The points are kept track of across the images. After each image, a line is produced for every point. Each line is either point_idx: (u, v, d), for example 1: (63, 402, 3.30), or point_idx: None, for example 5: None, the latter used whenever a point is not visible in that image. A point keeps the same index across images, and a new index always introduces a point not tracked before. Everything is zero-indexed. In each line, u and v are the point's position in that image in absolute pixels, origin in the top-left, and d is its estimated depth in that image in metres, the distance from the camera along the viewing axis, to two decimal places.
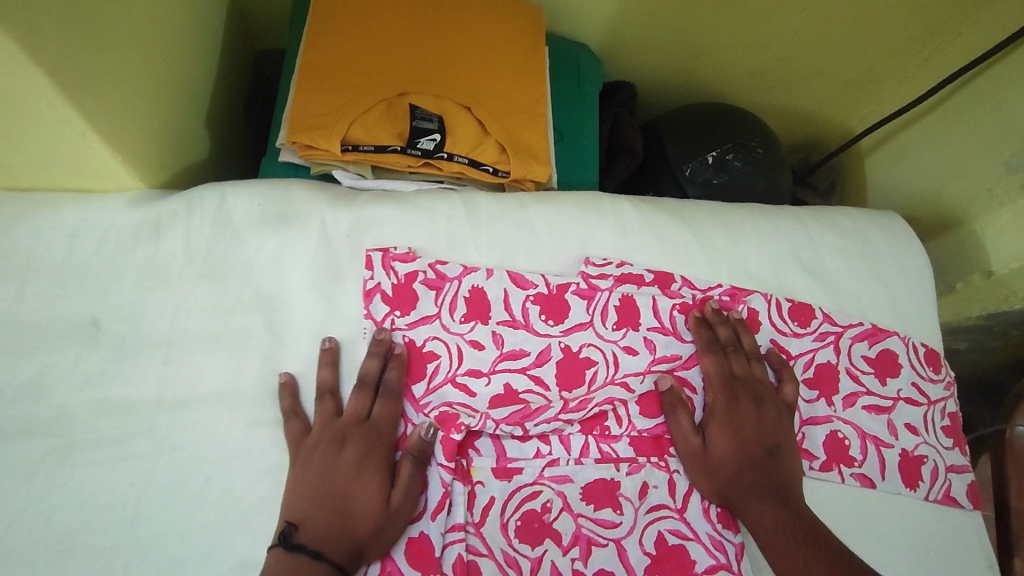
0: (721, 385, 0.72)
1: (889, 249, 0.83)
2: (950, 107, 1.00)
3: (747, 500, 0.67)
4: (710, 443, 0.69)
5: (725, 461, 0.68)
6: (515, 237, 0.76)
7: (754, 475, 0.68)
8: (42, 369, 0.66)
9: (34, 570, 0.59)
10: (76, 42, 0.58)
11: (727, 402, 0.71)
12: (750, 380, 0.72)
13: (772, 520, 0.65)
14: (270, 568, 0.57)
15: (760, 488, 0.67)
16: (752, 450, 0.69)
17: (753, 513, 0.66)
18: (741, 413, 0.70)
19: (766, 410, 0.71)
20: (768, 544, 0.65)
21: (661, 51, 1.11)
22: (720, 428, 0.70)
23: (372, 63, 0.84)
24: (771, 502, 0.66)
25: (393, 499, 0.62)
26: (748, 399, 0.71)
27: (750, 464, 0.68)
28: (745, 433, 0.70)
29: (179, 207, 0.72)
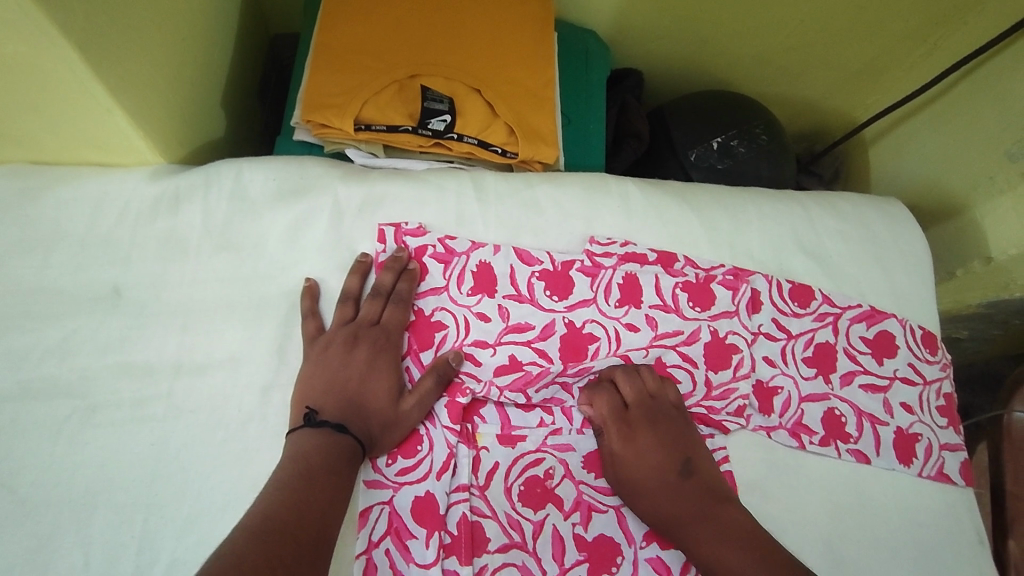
0: (623, 420, 0.70)
1: (888, 233, 0.85)
2: (953, 97, 1.01)
3: (687, 538, 0.64)
4: (632, 473, 0.68)
5: (645, 484, 0.67)
6: (523, 216, 0.78)
7: (688, 510, 0.65)
8: (66, 334, 0.69)
9: (58, 524, 0.61)
10: (104, 18, 0.61)
11: (632, 438, 0.69)
12: (650, 407, 0.71)
13: (716, 555, 0.62)
14: (298, 443, 0.61)
15: (696, 522, 0.64)
16: (678, 483, 0.67)
17: (696, 551, 0.63)
18: (627, 439, 0.69)
19: (683, 440, 0.70)
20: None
21: (669, 39, 1.13)
22: (641, 465, 0.68)
23: (385, 46, 0.86)
24: (710, 536, 0.63)
25: (405, 402, 0.66)
26: (666, 429, 0.70)
27: (681, 499, 0.66)
28: (665, 466, 0.68)
29: (197, 181, 0.75)
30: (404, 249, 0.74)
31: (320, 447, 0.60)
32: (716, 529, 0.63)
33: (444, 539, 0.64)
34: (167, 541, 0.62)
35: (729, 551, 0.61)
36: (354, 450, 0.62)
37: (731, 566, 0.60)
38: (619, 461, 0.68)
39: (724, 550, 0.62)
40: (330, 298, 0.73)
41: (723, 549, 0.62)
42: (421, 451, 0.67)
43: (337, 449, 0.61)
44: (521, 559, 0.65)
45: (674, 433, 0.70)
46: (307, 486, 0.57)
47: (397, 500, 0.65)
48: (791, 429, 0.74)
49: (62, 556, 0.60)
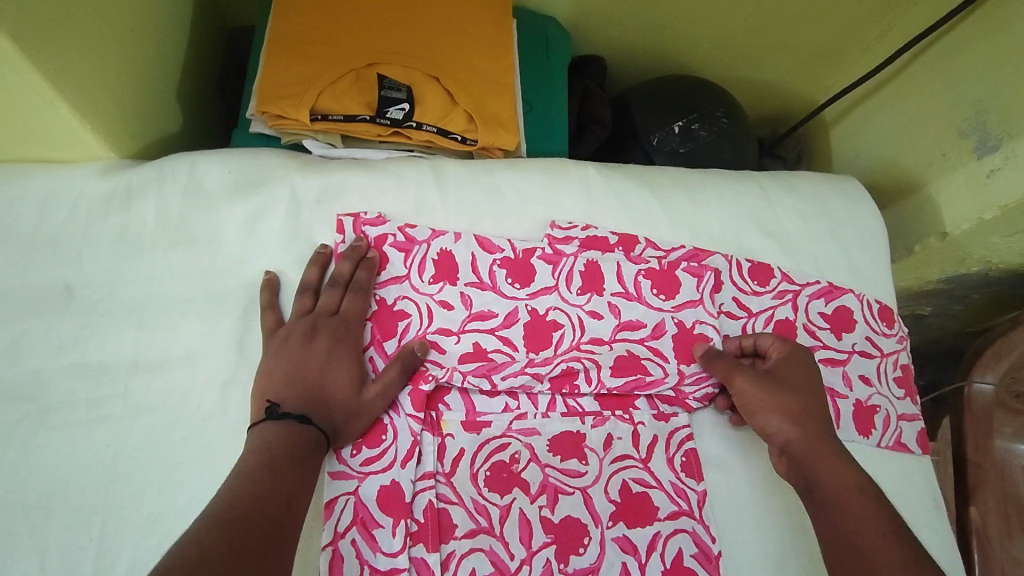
0: (792, 345, 0.73)
1: (846, 210, 0.86)
2: (908, 76, 1.03)
3: (804, 451, 0.65)
4: (780, 382, 0.69)
5: (791, 417, 0.67)
6: (483, 202, 0.79)
7: (821, 432, 0.66)
8: (16, 336, 0.67)
9: (12, 529, 0.60)
10: (39, 7, 0.59)
11: (793, 361, 0.71)
12: (796, 361, 0.71)
13: (841, 491, 0.61)
14: (261, 435, 0.60)
15: (829, 461, 0.63)
16: (819, 429, 0.66)
17: (809, 464, 0.64)
18: (779, 378, 0.70)
19: (821, 397, 0.70)
20: (819, 499, 0.61)
21: (630, 25, 1.13)
22: (791, 381, 0.70)
23: (341, 36, 0.85)
24: (839, 472, 0.62)
25: (369, 393, 0.66)
26: (808, 381, 0.70)
27: (815, 420, 0.67)
28: (809, 407, 0.68)
29: (150, 176, 0.74)
30: (363, 239, 0.74)
31: (285, 438, 0.60)
32: (840, 455, 0.64)
33: (411, 527, 0.64)
34: (127, 542, 0.61)
35: (852, 493, 0.60)
36: (317, 440, 0.61)
37: (852, 503, 0.59)
38: (770, 373, 0.70)
39: (850, 488, 0.61)
40: (290, 290, 0.73)
41: (839, 469, 0.62)
42: (386, 440, 0.67)
43: (301, 440, 0.60)
44: (488, 544, 0.65)
45: (815, 387, 0.70)
46: (271, 476, 0.56)
47: (363, 490, 0.64)
48: None
49: (16, 562, 0.59)
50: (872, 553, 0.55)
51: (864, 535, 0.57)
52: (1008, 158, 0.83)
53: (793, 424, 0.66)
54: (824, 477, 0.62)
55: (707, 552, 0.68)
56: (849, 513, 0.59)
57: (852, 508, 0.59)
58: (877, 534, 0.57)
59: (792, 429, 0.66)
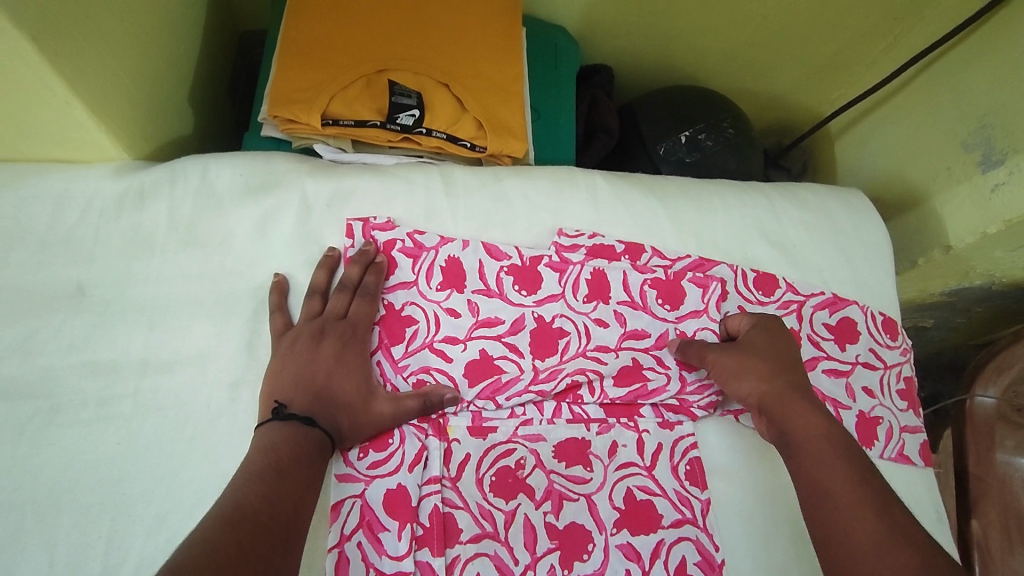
0: (762, 316, 0.75)
1: (851, 222, 0.87)
2: (913, 90, 1.04)
3: (777, 410, 0.67)
4: (750, 346, 0.72)
5: (760, 377, 0.69)
6: (492, 209, 0.79)
7: (790, 387, 0.68)
8: (27, 334, 0.68)
9: (21, 526, 0.60)
10: (59, 9, 0.60)
11: (762, 327, 0.73)
12: (765, 326, 0.73)
13: (812, 442, 0.63)
14: (267, 436, 0.61)
15: (800, 414, 0.65)
16: (789, 385, 0.68)
17: (782, 423, 0.66)
18: (749, 344, 0.72)
19: (794, 356, 0.72)
20: (799, 457, 0.63)
21: (637, 35, 1.14)
22: (762, 346, 0.72)
23: (353, 42, 0.86)
24: (811, 423, 0.64)
25: (376, 402, 0.67)
26: (780, 343, 0.72)
27: (785, 377, 0.69)
28: (779, 366, 0.70)
29: (162, 177, 0.75)
30: (372, 243, 0.75)
31: (291, 439, 0.60)
32: (811, 408, 0.66)
33: (416, 531, 0.64)
34: (135, 541, 0.61)
35: (823, 442, 0.62)
36: (322, 442, 0.62)
37: (822, 451, 0.62)
38: (740, 339, 0.73)
39: (819, 438, 0.63)
40: (298, 294, 0.73)
41: (811, 426, 0.64)
42: (392, 444, 0.67)
43: (305, 441, 0.61)
44: (493, 549, 0.65)
45: (787, 347, 0.72)
46: (277, 477, 0.57)
47: (369, 493, 0.65)
48: None
49: (25, 558, 0.59)
50: (844, 499, 0.58)
51: (836, 482, 0.59)
52: (1012, 173, 0.84)
53: (764, 385, 0.68)
54: (797, 433, 0.64)
55: (710, 560, 0.68)
56: (827, 475, 0.60)
57: (828, 463, 0.61)
58: (848, 480, 0.59)
59: (762, 389, 0.68)
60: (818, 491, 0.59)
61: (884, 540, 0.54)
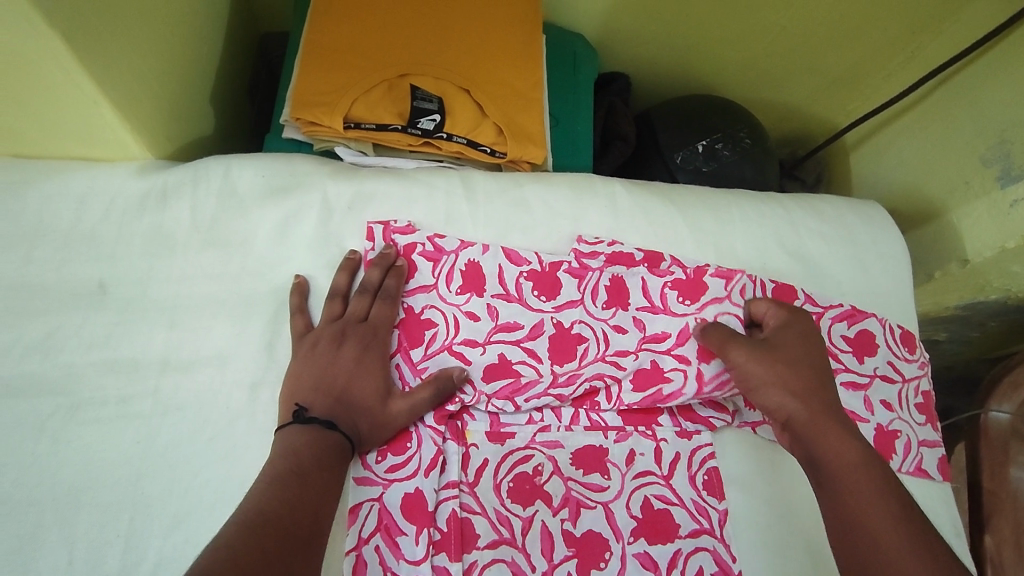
0: (788, 314, 0.74)
1: (869, 234, 0.87)
2: (932, 103, 1.04)
3: (806, 425, 0.66)
4: (779, 353, 0.70)
5: (790, 389, 0.68)
6: (512, 215, 0.80)
7: (820, 403, 0.67)
8: (50, 330, 0.68)
9: (41, 522, 0.60)
10: (91, 9, 0.61)
11: (791, 333, 0.72)
12: (793, 333, 0.72)
13: (847, 467, 0.62)
14: (288, 439, 0.61)
15: (832, 435, 0.65)
16: (819, 400, 0.67)
17: (810, 438, 0.65)
18: (778, 351, 0.70)
19: (821, 367, 0.71)
20: (832, 483, 0.62)
21: (655, 43, 1.15)
22: (789, 353, 0.70)
23: (375, 46, 0.86)
24: (844, 446, 0.64)
25: (394, 404, 0.66)
26: (807, 352, 0.71)
27: (815, 391, 0.68)
28: (807, 378, 0.69)
29: (185, 177, 0.75)
30: (393, 246, 0.75)
31: (312, 443, 0.60)
32: (842, 429, 0.65)
33: (434, 535, 0.64)
34: (153, 540, 0.61)
35: (855, 468, 0.62)
36: (342, 446, 0.62)
37: (857, 479, 0.61)
38: (768, 343, 0.71)
39: (854, 464, 0.62)
40: (319, 295, 0.73)
41: (843, 445, 0.64)
42: (410, 448, 0.67)
43: (326, 445, 0.61)
44: (510, 555, 0.65)
45: (814, 357, 0.71)
46: (298, 483, 0.57)
47: (387, 497, 0.65)
48: None
49: (44, 554, 0.59)
50: (882, 532, 0.57)
51: (873, 513, 0.58)
52: None
53: (794, 398, 0.67)
54: (830, 454, 0.63)
55: (727, 571, 0.68)
56: (859, 497, 0.60)
57: (863, 492, 0.60)
58: (884, 511, 0.58)
59: (792, 401, 0.67)
60: (854, 520, 0.59)
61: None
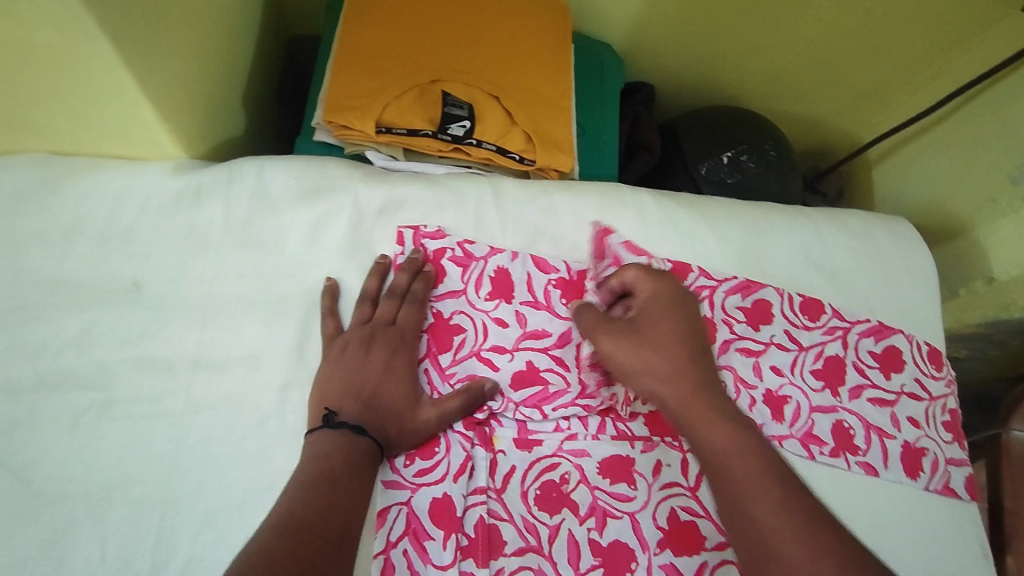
0: (654, 280, 0.68)
1: (896, 250, 0.87)
2: (958, 120, 1.04)
3: (682, 411, 0.61)
4: (646, 334, 0.65)
5: (660, 375, 0.63)
6: (541, 223, 0.80)
7: (694, 383, 0.62)
8: (85, 326, 0.69)
9: (74, 517, 0.61)
10: (138, 9, 0.62)
11: (657, 305, 0.66)
12: (661, 302, 0.67)
13: (726, 456, 0.58)
14: (318, 445, 0.61)
15: (710, 421, 0.60)
16: (694, 382, 0.62)
17: (687, 426, 0.61)
18: (647, 332, 0.65)
19: (695, 338, 0.66)
20: (714, 475, 0.58)
21: (681, 53, 1.15)
22: (657, 331, 0.65)
23: (407, 51, 0.87)
24: (722, 431, 0.59)
25: (422, 411, 0.66)
26: (681, 322, 0.66)
27: (688, 371, 0.63)
28: (678, 356, 0.64)
29: (219, 177, 0.76)
30: (420, 251, 0.75)
31: (342, 449, 0.60)
32: (719, 411, 0.61)
33: (461, 541, 0.64)
34: (183, 538, 0.61)
35: (735, 456, 0.57)
36: (372, 452, 0.62)
37: (737, 467, 0.57)
38: (635, 324, 0.66)
39: (731, 451, 0.58)
40: (349, 299, 0.74)
41: (718, 433, 0.59)
42: (439, 453, 0.67)
43: (356, 452, 0.61)
44: (536, 563, 0.64)
45: (685, 327, 0.66)
46: (330, 489, 0.57)
47: (415, 501, 0.65)
48: (802, 439, 0.74)
49: (76, 549, 0.60)
50: (770, 524, 0.53)
51: (757, 504, 0.54)
52: None
53: (665, 385, 0.62)
54: (706, 445, 0.59)
55: None
56: (740, 489, 0.56)
57: (744, 481, 0.56)
58: (768, 499, 0.54)
59: (665, 388, 0.62)
60: (740, 513, 0.55)
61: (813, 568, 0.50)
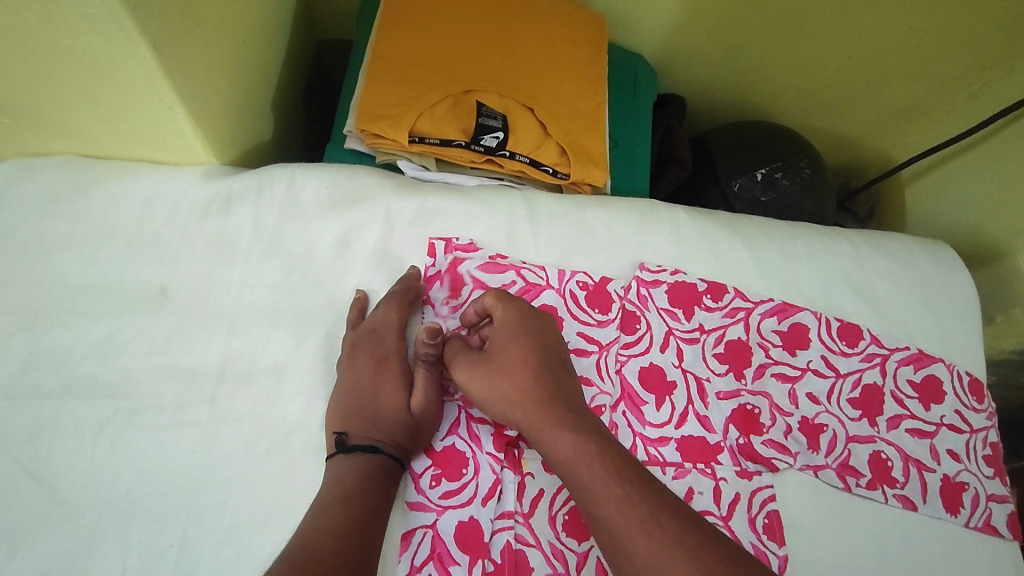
0: (504, 303, 0.67)
1: (937, 275, 0.85)
2: (1000, 141, 1.01)
3: (531, 427, 0.61)
4: (493, 361, 0.65)
5: (506, 400, 0.62)
6: (574, 238, 0.78)
7: (544, 397, 0.62)
8: (112, 332, 0.68)
9: (97, 528, 0.60)
10: (179, 16, 0.61)
11: (509, 328, 0.66)
12: (513, 324, 0.66)
13: (570, 462, 0.58)
14: (335, 469, 0.60)
15: (555, 429, 0.60)
16: (546, 392, 0.62)
17: (538, 442, 0.61)
18: (502, 358, 0.65)
19: (546, 351, 0.66)
20: (568, 480, 0.58)
21: (714, 66, 1.14)
22: (506, 356, 0.65)
23: (441, 60, 0.86)
24: (566, 436, 0.59)
25: (416, 405, 0.65)
26: (532, 342, 0.66)
27: (536, 387, 0.63)
28: (528, 373, 0.63)
29: (250, 185, 0.75)
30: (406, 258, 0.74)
31: (354, 469, 0.60)
32: (564, 421, 0.60)
33: (487, 567, 0.62)
34: (205, 553, 0.60)
35: (579, 461, 0.58)
36: (388, 465, 0.61)
37: (581, 471, 0.57)
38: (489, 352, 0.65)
39: (575, 455, 0.58)
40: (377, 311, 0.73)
41: (560, 440, 0.59)
42: (466, 474, 0.65)
43: (370, 469, 0.60)
44: None
45: (535, 346, 0.65)
46: (344, 510, 0.56)
47: (441, 524, 0.63)
48: (838, 470, 0.72)
49: (98, 561, 0.58)
50: (620, 521, 0.54)
51: (606, 502, 0.55)
52: None
53: (513, 405, 0.62)
54: (554, 455, 0.59)
55: None
56: (589, 491, 0.57)
57: (591, 485, 0.56)
58: (613, 496, 0.55)
59: (514, 407, 0.62)
60: (595, 515, 0.56)
61: (660, 561, 0.51)
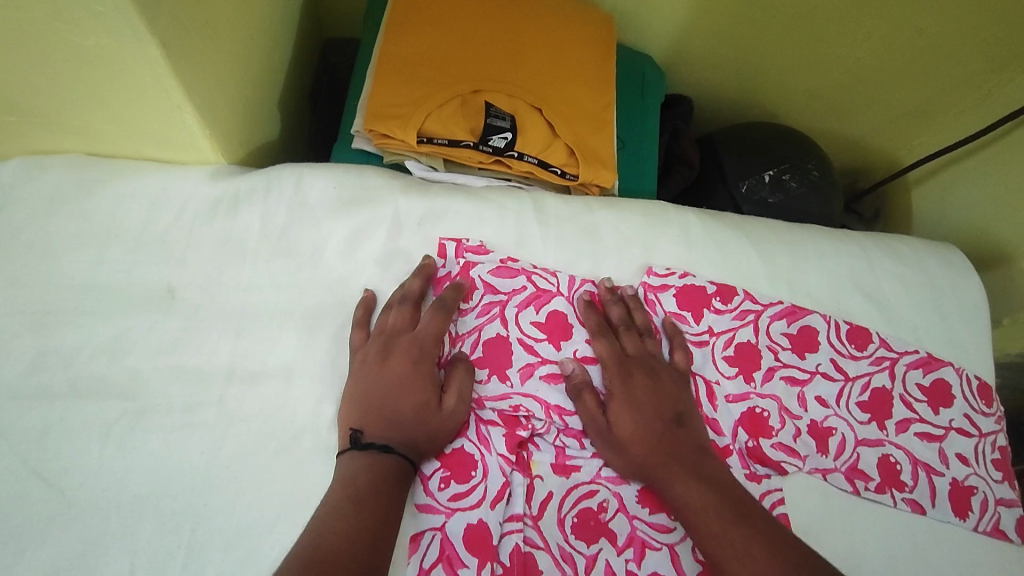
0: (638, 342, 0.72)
1: (946, 279, 0.85)
2: (1008, 144, 1.00)
3: (656, 473, 0.64)
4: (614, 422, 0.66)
5: (630, 441, 0.65)
6: (583, 240, 0.78)
7: (672, 443, 0.65)
8: (119, 332, 0.68)
9: (104, 529, 0.59)
10: (188, 16, 0.61)
11: (645, 369, 0.70)
12: (646, 364, 0.70)
13: (698, 506, 0.60)
14: (347, 467, 0.60)
15: (683, 473, 0.63)
16: (672, 437, 0.66)
17: (666, 484, 0.63)
18: (635, 392, 0.68)
19: (677, 398, 0.69)
20: (694, 526, 0.60)
21: (721, 67, 1.14)
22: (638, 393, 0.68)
23: (449, 60, 0.85)
24: (695, 482, 0.62)
25: (447, 405, 0.65)
26: (660, 387, 0.69)
27: (664, 431, 0.66)
28: (659, 416, 0.67)
29: (258, 184, 0.75)
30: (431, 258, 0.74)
31: (368, 469, 0.59)
32: (694, 468, 0.63)
33: (496, 570, 0.62)
34: (213, 555, 0.59)
35: (709, 508, 0.60)
36: (402, 468, 0.60)
37: (710, 518, 0.59)
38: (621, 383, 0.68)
39: (705, 500, 0.61)
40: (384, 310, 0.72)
41: (690, 486, 0.62)
42: (475, 477, 0.65)
43: (383, 471, 0.59)
44: None
45: (665, 390, 0.69)
46: (355, 512, 0.55)
47: (450, 527, 0.62)
48: (847, 473, 0.72)
49: (105, 563, 0.58)
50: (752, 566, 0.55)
51: (735, 549, 0.57)
52: None
53: (640, 444, 0.65)
54: (681, 498, 0.62)
55: None
56: (717, 536, 0.58)
57: (721, 532, 0.58)
58: (744, 543, 0.57)
59: (641, 446, 0.65)
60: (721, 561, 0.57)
61: None
